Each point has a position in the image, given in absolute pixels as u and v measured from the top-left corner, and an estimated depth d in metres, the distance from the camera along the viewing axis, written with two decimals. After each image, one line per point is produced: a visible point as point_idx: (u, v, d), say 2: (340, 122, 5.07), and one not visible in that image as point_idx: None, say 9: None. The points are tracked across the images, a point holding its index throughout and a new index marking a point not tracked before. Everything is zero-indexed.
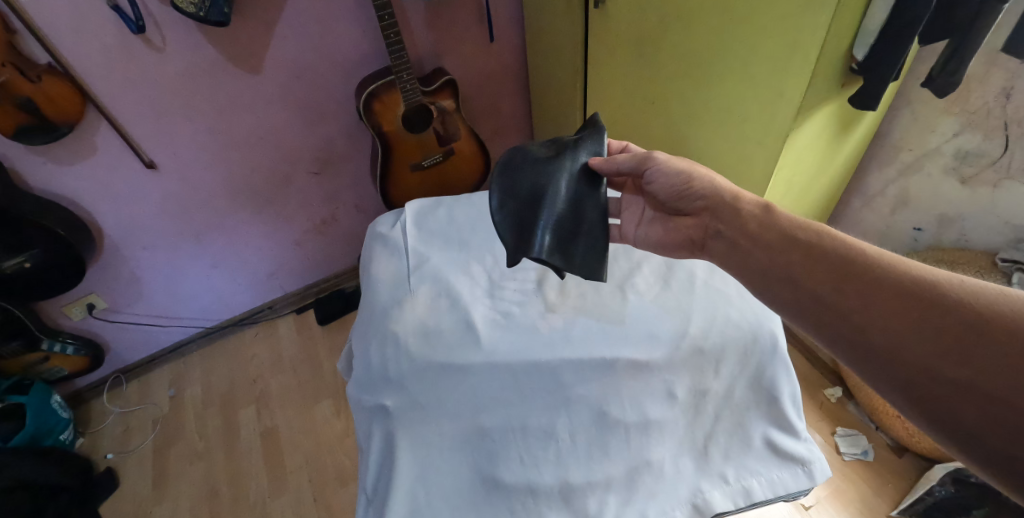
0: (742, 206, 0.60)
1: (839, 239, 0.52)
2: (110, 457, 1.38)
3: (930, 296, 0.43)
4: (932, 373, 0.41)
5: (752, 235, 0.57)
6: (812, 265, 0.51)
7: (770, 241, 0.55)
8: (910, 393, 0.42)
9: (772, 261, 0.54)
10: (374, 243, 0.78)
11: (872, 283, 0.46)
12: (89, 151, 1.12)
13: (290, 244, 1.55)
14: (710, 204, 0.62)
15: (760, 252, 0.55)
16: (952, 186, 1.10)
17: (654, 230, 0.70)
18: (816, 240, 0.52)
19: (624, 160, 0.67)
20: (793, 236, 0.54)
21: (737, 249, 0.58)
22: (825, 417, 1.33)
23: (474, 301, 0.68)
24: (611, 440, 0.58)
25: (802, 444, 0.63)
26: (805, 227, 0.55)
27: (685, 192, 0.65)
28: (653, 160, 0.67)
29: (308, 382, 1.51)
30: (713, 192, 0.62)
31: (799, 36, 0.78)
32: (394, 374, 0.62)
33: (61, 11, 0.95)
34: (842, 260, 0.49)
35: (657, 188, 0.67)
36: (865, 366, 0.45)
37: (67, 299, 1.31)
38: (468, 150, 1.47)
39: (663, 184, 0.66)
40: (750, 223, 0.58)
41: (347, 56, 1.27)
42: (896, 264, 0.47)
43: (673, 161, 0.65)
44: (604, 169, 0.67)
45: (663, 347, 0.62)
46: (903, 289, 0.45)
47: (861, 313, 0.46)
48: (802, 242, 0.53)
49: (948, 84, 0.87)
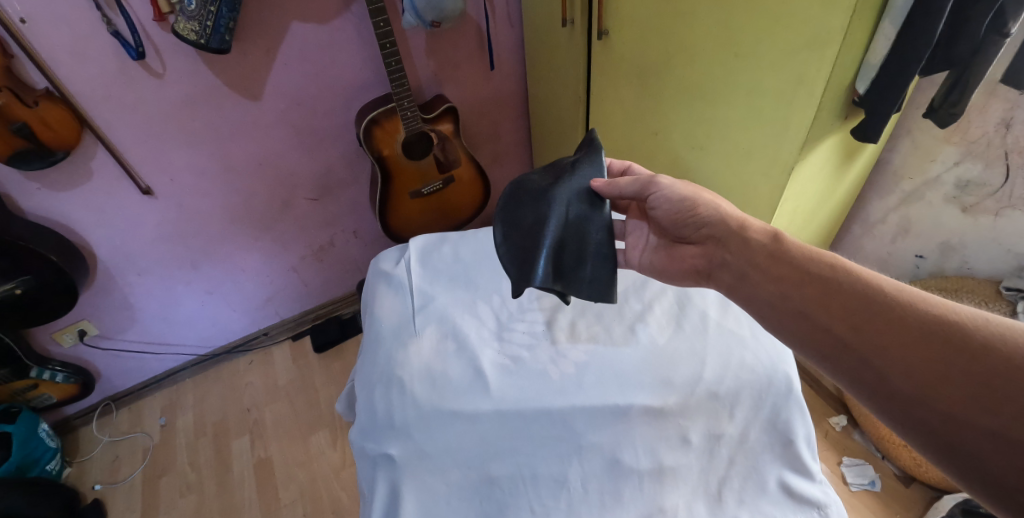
0: (750, 235, 0.58)
1: (853, 272, 0.50)
2: (98, 488, 1.33)
3: (953, 336, 0.42)
4: (959, 420, 0.39)
5: (760, 267, 0.55)
6: (825, 300, 0.49)
7: (781, 273, 0.53)
8: (933, 439, 0.41)
9: (785, 295, 0.52)
10: (378, 280, 0.77)
11: (895, 321, 0.45)
12: (85, 177, 1.10)
13: (287, 270, 1.53)
14: (718, 232, 0.60)
15: (770, 283, 0.54)
16: (953, 215, 1.10)
17: (658, 257, 0.69)
18: (829, 272, 0.51)
19: (628, 184, 0.65)
20: (805, 268, 0.52)
21: (746, 279, 0.56)
22: (831, 447, 1.31)
23: (482, 345, 0.66)
24: (625, 489, 0.56)
25: (817, 486, 0.60)
26: (818, 257, 0.53)
27: (691, 219, 0.63)
28: (657, 184, 0.65)
29: (304, 412, 1.47)
30: (718, 219, 0.61)
31: (804, 70, 0.79)
32: (398, 422, 0.59)
33: (62, 38, 0.94)
34: (857, 296, 0.47)
35: (660, 214, 0.66)
36: (886, 407, 0.44)
37: (57, 326, 1.28)
38: (468, 175, 1.46)
39: (668, 210, 0.65)
40: (756, 254, 0.56)
41: (347, 83, 1.27)
42: (915, 300, 0.45)
43: (680, 187, 0.64)
44: (607, 192, 0.65)
45: (677, 393, 0.60)
46: (923, 326, 0.43)
47: (880, 353, 0.44)
48: (815, 274, 0.51)
49: (950, 115, 0.88)
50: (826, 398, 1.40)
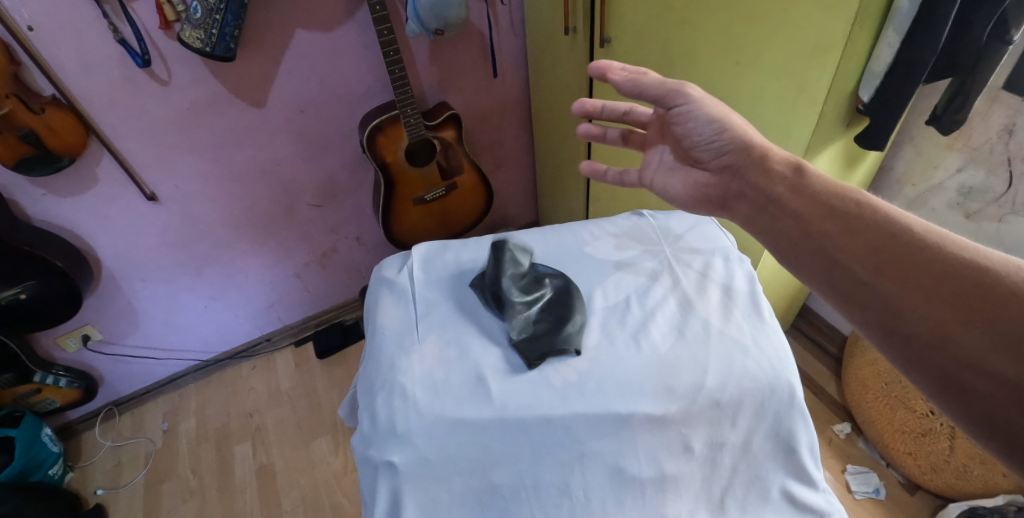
0: (772, 165, 0.57)
1: (880, 210, 0.48)
2: (99, 493, 1.34)
3: (979, 281, 0.39)
4: (979, 368, 0.37)
5: (781, 200, 0.55)
6: (848, 238, 0.47)
7: (802, 209, 0.53)
8: (948, 388, 0.38)
9: (806, 233, 0.51)
10: (380, 287, 0.77)
11: (917, 263, 0.43)
12: (90, 183, 1.11)
13: (290, 276, 1.54)
14: (740, 161, 0.60)
15: (789, 220, 0.53)
16: (957, 221, 1.10)
17: (674, 180, 0.69)
18: (856, 209, 0.49)
19: (654, 84, 0.64)
20: (829, 205, 0.51)
21: (766, 211, 0.56)
22: (835, 454, 1.30)
23: (483, 353, 0.65)
24: (627, 496, 0.57)
25: (820, 493, 0.61)
26: (843, 193, 0.51)
27: (716, 143, 0.62)
28: (687, 92, 0.63)
29: (306, 417, 1.47)
30: (742, 146, 0.60)
31: (806, 79, 0.80)
32: (400, 431, 0.58)
33: (69, 46, 0.95)
34: (882, 235, 0.46)
35: (687, 132, 0.64)
36: (902, 354, 0.42)
37: (62, 331, 1.29)
38: (471, 182, 1.48)
39: (693, 127, 0.63)
40: (776, 190, 0.55)
41: (352, 91, 1.28)
42: (944, 243, 0.43)
43: (707, 100, 0.62)
44: (628, 90, 0.65)
45: (679, 401, 0.59)
46: (947, 269, 0.41)
47: (899, 288, 0.43)
48: (838, 210, 0.50)
49: (953, 122, 0.87)
50: (830, 406, 1.40)
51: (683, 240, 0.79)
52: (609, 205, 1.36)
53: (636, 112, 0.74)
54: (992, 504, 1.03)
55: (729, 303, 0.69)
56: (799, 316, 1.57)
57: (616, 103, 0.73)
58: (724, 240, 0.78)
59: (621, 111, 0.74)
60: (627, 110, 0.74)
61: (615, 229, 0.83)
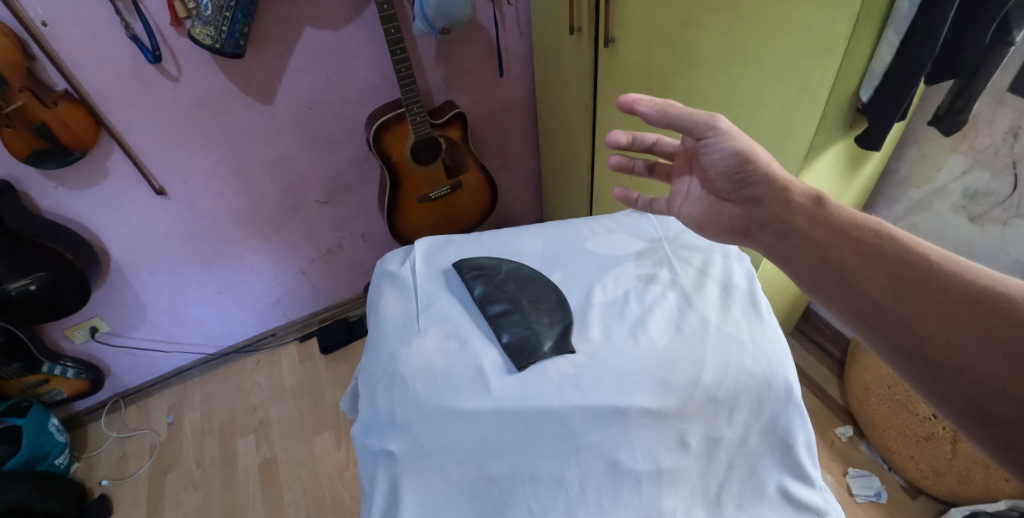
0: (792, 197, 0.56)
1: (898, 239, 0.48)
2: (104, 483, 1.35)
3: (1003, 309, 0.39)
4: (1001, 393, 0.37)
5: (799, 229, 0.54)
6: (867, 265, 0.47)
7: (818, 236, 0.52)
8: (971, 412, 0.38)
9: (825, 259, 0.51)
10: (383, 280, 0.78)
11: (937, 291, 0.43)
12: (100, 176, 1.13)
13: (296, 271, 1.55)
14: (761, 193, 0.59)
15: (808, 248, 0.53)
16: (962, 224, 1.09)
17: (698, 209, 0.68)
18: (872, 237, 0.49)
19: (684, 115, 0.63)
20: (846, 233, 0.51)
21: (784, 239, 0.55)
22: (837, 457, 1.30)
23: (482, 346, 0.66)
24: (623, 490, 0.57)
25: (817, 492, 0.60)
26: (860, 222, 0.51)
27: (736, 173, 0.61)
28: (717, 125, 0.61)
29: (310, 411, 1.49)
30: (763, 178, 0.59)
31: (807, 80, 0.80)
32: (399, 419, 0.59)
33: (81, 41, 0.97)
34: (900, 264, 0.46)
35: (710, 164, 0.63)
36: (923, 378, 0.41)
37: (70, 322, 1.31)
38: (476, 182, 1.49)
39: (716, 159, 0.62)
40: (795, 220, 0.55)
41: (359, 89, 1.29)
42: (964, 269, 0.43)
43: (733, 131, 0.61)
44: (656, 120, 0.64)
45: (676, 396, 0.60)
46: (968, 297, 0.41)
47: (923, 318, 0.42)
48: (857, 239, 0.50)
49: (954, 122, 0.87)
50: (832, 408, 1.40)
51: (683, 237, 0.79)
52: (613, 206, 1.36)
53: (663, 143, 0.76)
54: (995, 509, 1.02)
55: (728, 299, 0.70)
56: (803, 318, 1.57)
57: (644, 135, 0.75)
58: None
59: (648, 142, 0.75)
60: (655, 141, 0.75)
61: (617, 225, 0.83)
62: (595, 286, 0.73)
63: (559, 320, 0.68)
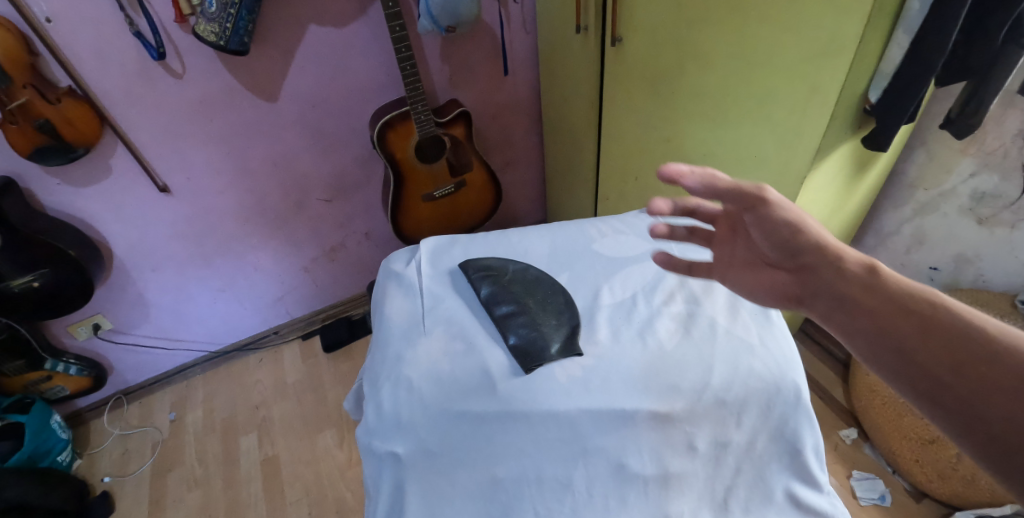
0: (847, 268, 0.46)
1: (977, 322, 0.38)
2: (106, 480, 1.35)
3: None
4: None
5: (853, 305, 0.44)
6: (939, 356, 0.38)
7: (876, 315, 0.43)
8: None
9: (898, 349, 0.41)
10: (388, 280, 0.78)
11: None
12: (103, 173, 1.13)
13: (299, 269, 1.55)
14: (816, 266, 0.48)
15: (873, 331, 0.42)
16: (969, 227, 1.09)
17: (744, 281, 0.56)
18: (941, 316, 0.40)
19: (729, 189, 0.51)
20: (908, 311, 0.41)
21: (837, 317, 0.45)
22: (841, 460, 1.29)
23: (488, 347, 0.66)
24: (631, 494, 0.56)
25: (825, 497, 0.60)
26: (925, 298, 0.42)
27: (789, 244, 0.50)
28: (766, 201, 0.50)
29: (312, 410, 1.48)
30: (821, 251, 0.48)
31: (817, 79, 0.79)
32: (406, 421, 0.59)
33: (85, 37, 0.97)
34: (984, 355, 0.36)
35: (760, 237, 0.52)
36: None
37: (73, 319, 1.31)
38: (480, 180, 1.48)
39: (767, 232, 0.51)
40: (854, 297, 0.44)
41: (364, 87, 1.28)
42: None
43: (783, 205, 0.50)
44: (703, 196, 0.51)
45: (685, 399, 0.59)
46: None
47: None
48: (924, 319, 0.40)
49: (967, 126, 0.86)
50: (837, 411, 1.39)
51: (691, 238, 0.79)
52: (618, 205, 1.36)
53: (704, 207, 0.61)
54: (1000, 513, 1.03)
55: (737, 301, 0.69)
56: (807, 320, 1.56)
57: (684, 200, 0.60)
58: None
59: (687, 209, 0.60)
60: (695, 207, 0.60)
61: (624, 226, 0.83)
62: (602, 287, 0.73)
63: (566, 321, 0.68)
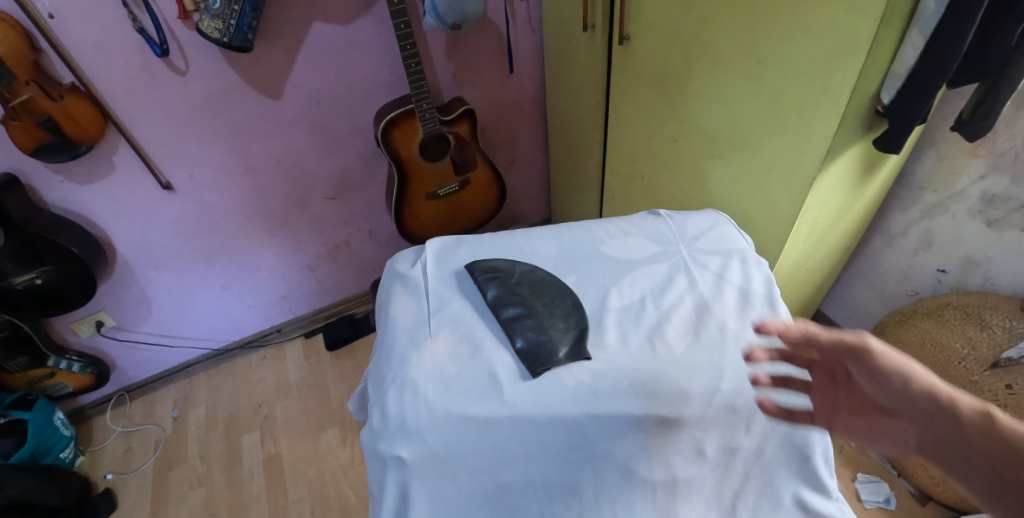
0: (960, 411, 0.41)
1: None
2: (109, 477, 1.35)
3: None
4: None
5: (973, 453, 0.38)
6: None
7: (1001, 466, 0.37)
8: None
9: None
10: (393, 281, 0.77)
11: None
12: (106, 170, 1.12)
13: (302, 268, 1.54)
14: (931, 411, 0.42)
15: (995, 481, 0.37)
16: (978, 229, 1.07)
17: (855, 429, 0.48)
18: None
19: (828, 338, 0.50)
20: None
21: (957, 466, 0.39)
22: (846, 462, 1.28)
23: (495, 350, 0.65)
24: (636, 499, 0.54)
25: (834, 504, 0.55)
26: None
27: (901, 392, 0.44)
28: (870, 352, 0.47)
29: (314, 408, 1.48)
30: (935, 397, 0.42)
31: (828, 80, 0.77)
32: (411, 424, 0.58)
33: (88, 32, 0.96)
34: None
35: (869, 384, 0.47)
36: None
37: (77, 316, 1.30)
38: (484, 179, 1.47)
39: (877, 381, 0.46)
40: (971, 443, 0.39)
41: (368, 84, 1.28)
42: None
43: (892, 357, 0.46)
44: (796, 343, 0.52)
45: (695, 405, 0.59)
46: None
47: None
48: None
49: (978, 128, 0.85)
50: None
51: (701, 241, 0.78)
52: (624, 205, 1.35)
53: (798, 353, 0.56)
54: None
55: (747, 305, 0.68)
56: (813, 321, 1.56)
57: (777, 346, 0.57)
58: (741, 243, 0.78)
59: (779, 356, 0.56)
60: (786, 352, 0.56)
61: (632, 227, 0.82)
62: (611, 289, 0.72)
63: (574, 325, 0.67)
